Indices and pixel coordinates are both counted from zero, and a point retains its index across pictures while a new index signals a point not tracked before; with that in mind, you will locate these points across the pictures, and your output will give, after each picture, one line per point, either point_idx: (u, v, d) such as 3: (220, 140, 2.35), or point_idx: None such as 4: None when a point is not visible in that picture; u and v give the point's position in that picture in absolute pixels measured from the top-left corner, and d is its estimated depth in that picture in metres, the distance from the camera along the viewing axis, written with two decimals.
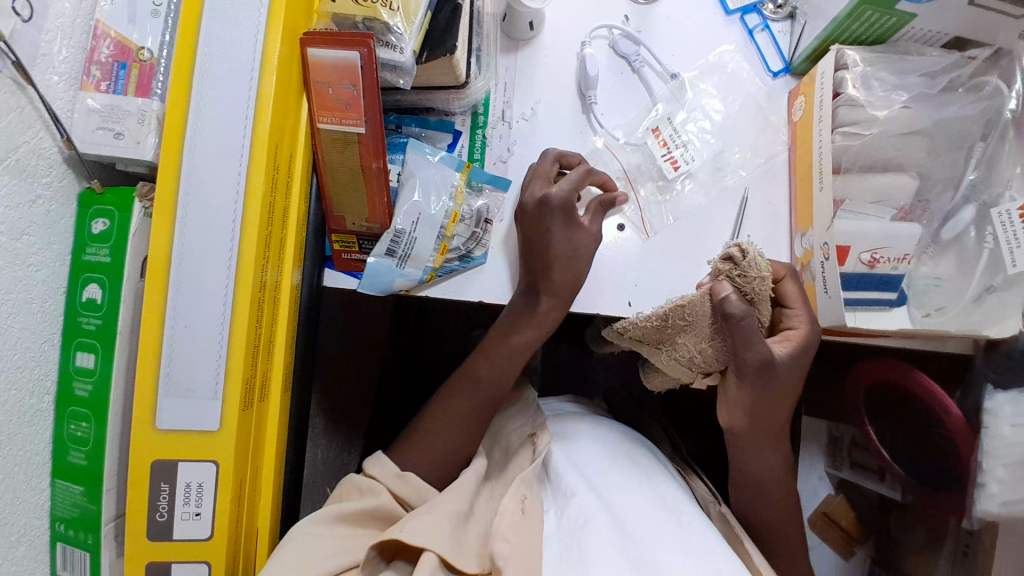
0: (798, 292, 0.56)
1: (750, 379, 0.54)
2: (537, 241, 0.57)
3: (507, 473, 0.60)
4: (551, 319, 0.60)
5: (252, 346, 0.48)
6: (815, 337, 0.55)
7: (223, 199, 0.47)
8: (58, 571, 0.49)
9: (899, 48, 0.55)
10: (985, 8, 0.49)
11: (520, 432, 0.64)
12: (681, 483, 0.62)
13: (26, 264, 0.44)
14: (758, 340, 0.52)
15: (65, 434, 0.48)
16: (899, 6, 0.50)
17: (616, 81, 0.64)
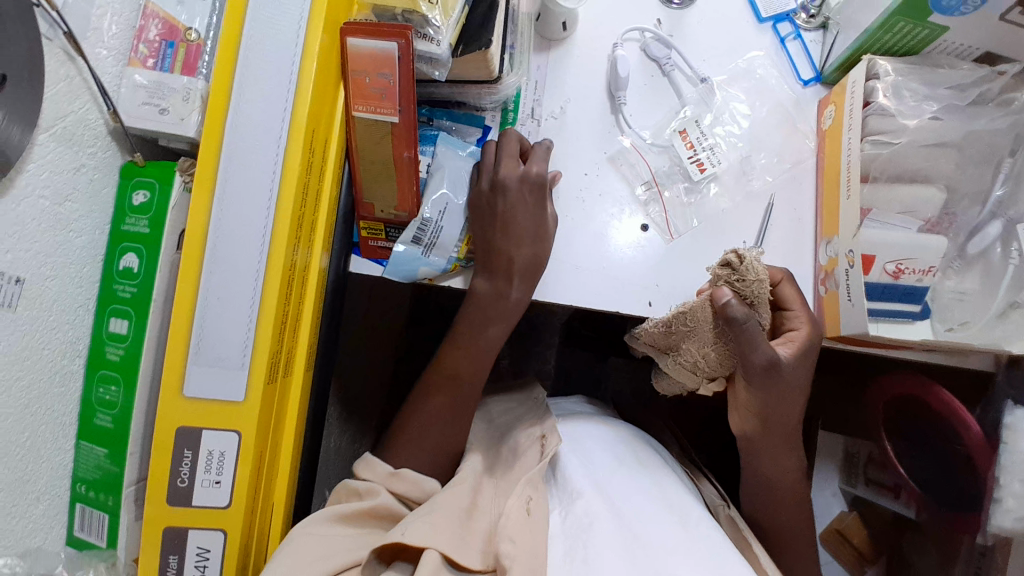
0: (796, 294, 0.57)
1: (757, 382, 0.54)
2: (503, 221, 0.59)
3: (517, 465, 0.60)
4: (515, 304, 0.61)
5: (280, 321, 0.50)
6: (816, 337, 0.57)
7: (260, 179, 0.48)
8: (74, 533, 0.50)
9: (930, 61, 0.54)
10: (1017, 24, 0.49)
11: (530, 435, 0.63)
12: (692, 489, 0.62)
13: (66, 229, 0.46)
14: (762, 342, 0.52)
15: (93, 397, 0.49)
16: (931, 18, 0.51)
17: (646, 83, 0.65)
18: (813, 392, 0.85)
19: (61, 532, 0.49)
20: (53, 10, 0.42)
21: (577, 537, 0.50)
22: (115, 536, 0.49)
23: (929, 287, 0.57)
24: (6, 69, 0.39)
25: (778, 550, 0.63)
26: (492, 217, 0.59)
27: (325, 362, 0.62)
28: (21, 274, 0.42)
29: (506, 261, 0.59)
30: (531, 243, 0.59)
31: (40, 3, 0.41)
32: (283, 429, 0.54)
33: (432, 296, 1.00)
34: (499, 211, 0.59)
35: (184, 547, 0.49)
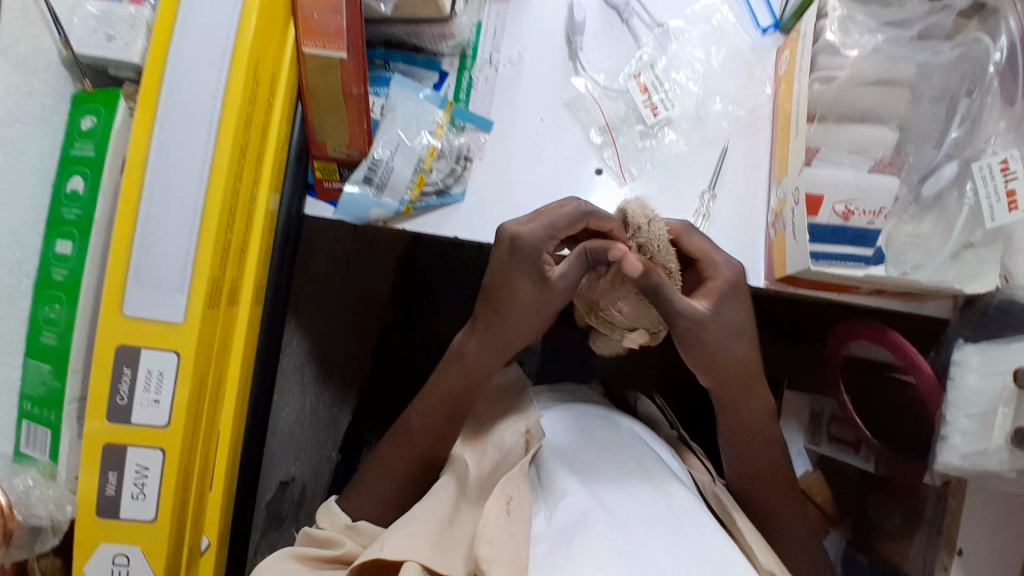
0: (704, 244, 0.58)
1: (681, 336, 0.56)
2: (504, 284, 0.59)
3: (503, 463, 0.59)
4: (479, 364, 0.62)
5: (221, 247, 0.51)
6: (736, 280, 0.58)
7: (201, 103, 0.49)
8: (20, 448, 0.51)
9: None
10: None
11: (514, 430, 0.61)
12: (677, 471, 0.62)
13: (17, 150, 0.47)
14: (668, 293, 0.54)
15: (39, 315, 0.50)
16: None
17: (604, 30, 0.64)
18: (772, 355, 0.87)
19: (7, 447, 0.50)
20: None
21: (562, 541, 0.48)
22: (57, 451, 0.50)
23: (881, 230, 0.55)
24: None
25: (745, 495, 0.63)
26: (500, 291, 0.59)
27: (273, 315, 0.62)
28: None
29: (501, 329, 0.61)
30: (527, 312, 0.59)
31: None
32: (228, 358, 0.55)
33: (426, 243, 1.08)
34: (503, 286, 0.59)
35: (123, 464, 0.50)
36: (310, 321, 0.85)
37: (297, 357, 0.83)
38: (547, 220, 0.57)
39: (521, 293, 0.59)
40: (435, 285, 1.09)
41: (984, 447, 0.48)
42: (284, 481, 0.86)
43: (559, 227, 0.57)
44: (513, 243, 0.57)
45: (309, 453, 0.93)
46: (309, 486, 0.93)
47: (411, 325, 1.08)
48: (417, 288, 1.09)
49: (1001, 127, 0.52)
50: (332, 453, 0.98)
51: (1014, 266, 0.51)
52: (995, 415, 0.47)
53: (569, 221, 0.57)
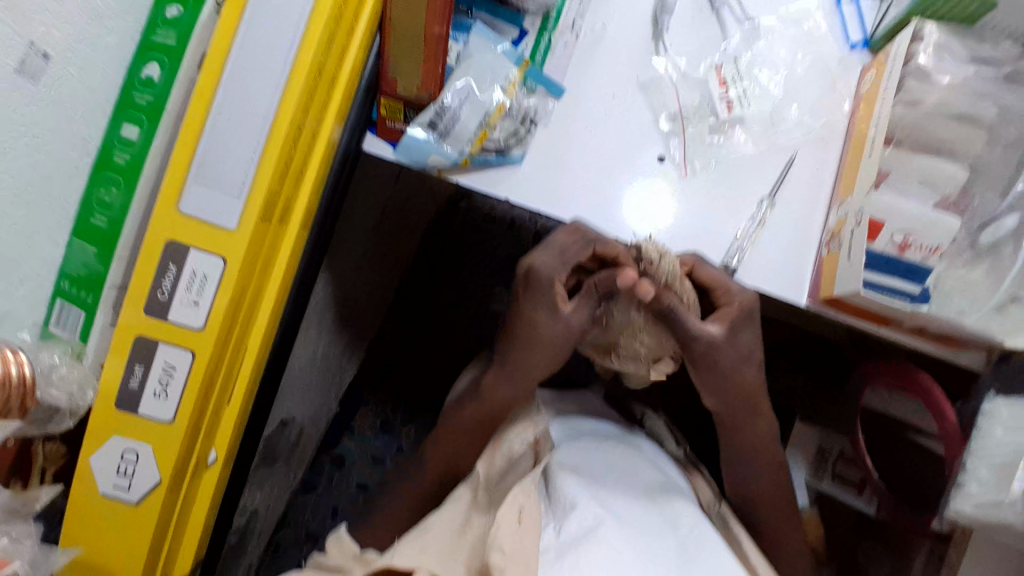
0: (711, 274, 0.57)
1: (694, 361, 0.60)
2: (526, 317, 0.62)
3: (512, 469, 0.61)
4: (498, 395, 0.66)
5: (284, 162, 0.50)
6: (749, 307, 0.59)
7: (289, 13, 0.48)
8: (48, 327, 0.50)
9: (978, 35, 0.55)
10: None
11: (522, 439, 0.64)
12: (685, 489, 0.61)
13: (100, 24, 0.47)
14: (690, 324, 0.58)
15: (93, 197, 0.50)
16: None
17: (692, 16, 0.64)
18: (786, 387, 0.87)
19: (36, 322, 0.49)
20: None
21: (571, 548, 0.48)
22: (88, 332, 0.51)
23: (933, 270, 0.52)
24: None
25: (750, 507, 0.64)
26: (515, 333, 0.63)
27: (314, 250, 0.62)
28: (49, 50, 0.43)
29: (519, 369, 0.64)
30: (552, 350, 0.62)
31: None
32: (268, 279, 0.55)
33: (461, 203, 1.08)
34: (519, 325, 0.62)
35: (152, 359, 0.50)
36: (342, 266, 0.85)
37: (324, 297, 0.83)
38: (557, 249, 0.59)
39: (544, 328, 0.61)
40: (466, 248, 1.08)
41: (1000, 497, 0.48)
42: (286, 420, 0.86)
43: (568, 255, 0.58)
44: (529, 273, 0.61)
45: (312, 397, 0.92)
46: (307, 430, 0.94)
47: (437, 285, 1.08)
48: (449, 246, 1.09)
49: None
50: (331, 403, 1.00)
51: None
52: (1015, 466, 0.47)
53: (578, 249, 0.58)
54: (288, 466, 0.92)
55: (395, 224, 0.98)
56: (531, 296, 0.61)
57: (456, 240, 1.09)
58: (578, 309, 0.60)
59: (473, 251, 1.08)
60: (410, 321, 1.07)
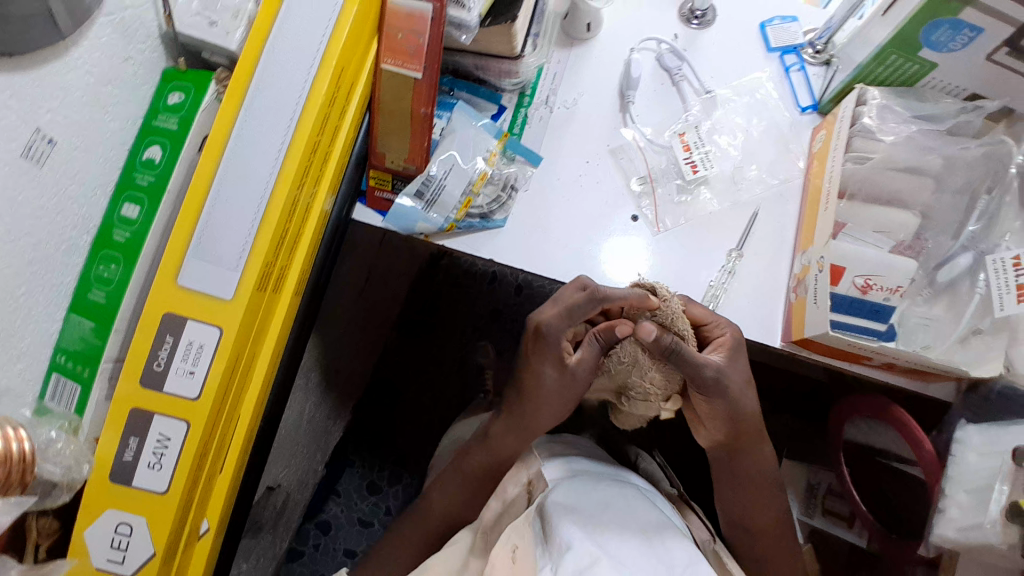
0: (704, 310, 0.61)
1: (711, 396, 0.59)
2: (533, 375, 0.63)
3: (506, 513, 0.64)
4: (505, 444, 0.68)
5: (279, 235, 0.52)
6: (739, 339, 0.61)
7: (286, 97, 0.52)
8: (43, 402, 0.50)
9: (920, 93, 0.62)
10: (1001, 64, 0.55)
11: (517, 482, 0.67)
12: (680, 525, 0.62)
13: (103, 110, 0.50)
14: (700, 359, 0.57)
15: (92, 273, 0.52)
16: (921, 52, 0.58)
17: (656, 90, 0.70)
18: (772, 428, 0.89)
19: (30, 399, 0.49)
20: None
21: None
22: (84, 405, 0.52)
23: (896, 308, 0.60)
24: None
25: (751, 540, 0.66)
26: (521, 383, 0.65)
27: (306, 316, 0.63)
28: (54, 135, 0.45)
29: (533, 421, 0.65)
30: (560, 390, 0.63)
31: None
32: (260, 346, 0.56)
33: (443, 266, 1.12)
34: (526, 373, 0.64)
35: (146, 430, 0.50)
36: (327, 332, 0.87)
37: (311, 357, 0.83)
38: (564, 312, 0.60)
39: (549, 383, 0.62)
40: (447, 308, 1.11)
41: (981, 521, 0.50)
42: (273, 485, 0.84)
43: (576, 315, 0.60)
44: (539, 333, 0.62)
45: (298, 462, 0.90)
46: (292, 496, 0.92)
47: (422, 347, 1.09)
48: (432, 307, 1.11)
49: (1016, 226, 0.60)
50: (319, 465, 0.98)
51: (1016, 356, 0.55)
52: (991, 490, 0.50)
53: (586, 308, 0.59)
54: (273, 537, 0.89)
55: (380, 288, 1.01)
56: (534, 344, 0.63)
57: (440, 301, 1.11)
58: (584, 356, 0.61)
59: (456, 312, 1.11)
60: (397, 384, 1.07)
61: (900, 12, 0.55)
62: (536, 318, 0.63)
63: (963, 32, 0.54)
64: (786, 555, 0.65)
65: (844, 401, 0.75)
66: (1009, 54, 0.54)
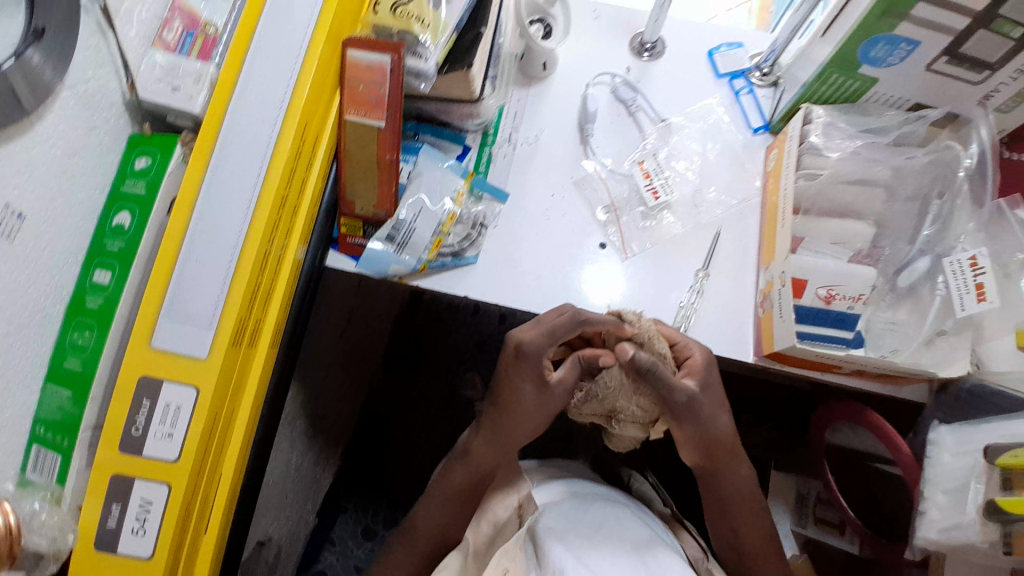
0: (673, 329, 0.63)
1: (683, 418, 0.60)
2: (510, 399, 0.63)
3: (498, 536, 0.63)
4: (484, 458, 0.68)
5: (252, 290, 0.53)
6: (708, 359, 0.62)
7: (251, 157, 0.53)
8: (25, 474, 0.50)
9: (865, 108, 0.65)
10: (943, 72, 0.58)
11: (506, 506, 0.66)
12: (672, 544, 0.61)
13: (71, 181, 0.50)
14: (674, 382, 0.58)
15: (66, 341, 0.52)
16: (861, 69, 0.60)
17: (613, 121, 0.72)
18: (758, 440, 0.91)
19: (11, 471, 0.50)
20: None
21: None
22: (66, 474, 0.51)
23: (860, 316, 0.61)
24: (45, 24, 0.44)
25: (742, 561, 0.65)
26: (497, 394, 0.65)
27: (285, 365, 0.64)
28: (23, 210, 0.46)
29: (513, 433, 0.66)
30: (539, 408, 0.63)
31: None
32: (239, 400, 0.56)
33: (424, 302, 1.12)
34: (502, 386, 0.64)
35: (128, 496, 0.50)
36: (308, 380, 0.87)
37: (294, 406, 0.83)
38: (545, 330, 0.60)
39: (527, 403, 0.63)
40: (431, 344, 1.11)
41: (960, 520, 0.51)
42: (263, 541, 0.84)
43: (558, 334, 0.60)
44: (519, 351, 0.62)
45: (288, 514, 0.90)
46: (285, 549, 0.91)
47: (408, 385, 1.09)
48: (416, 344, 1.11)
49: (971, 227, 0.63)
50: (310, 515, 0.97)
51: (985, 353, 0.58)
52: (967, 489, 0.51)
53: (568, 328, 0.60)
54: None
55: (361, 329, 1.01)
56: (511, 362, 0.63)
57: (424, 338, 1.12)
58: (566, 376, 0.63)
59: (440, 347, 1.11)
60: (385, 423, 1.07)
61: (838, 32, 0.58)
62: (512, 335, 0.63)
63: (899, 46, 0.57)
64: (776, 571, 0.65)
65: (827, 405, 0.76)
66: (949, 62, 0.57)
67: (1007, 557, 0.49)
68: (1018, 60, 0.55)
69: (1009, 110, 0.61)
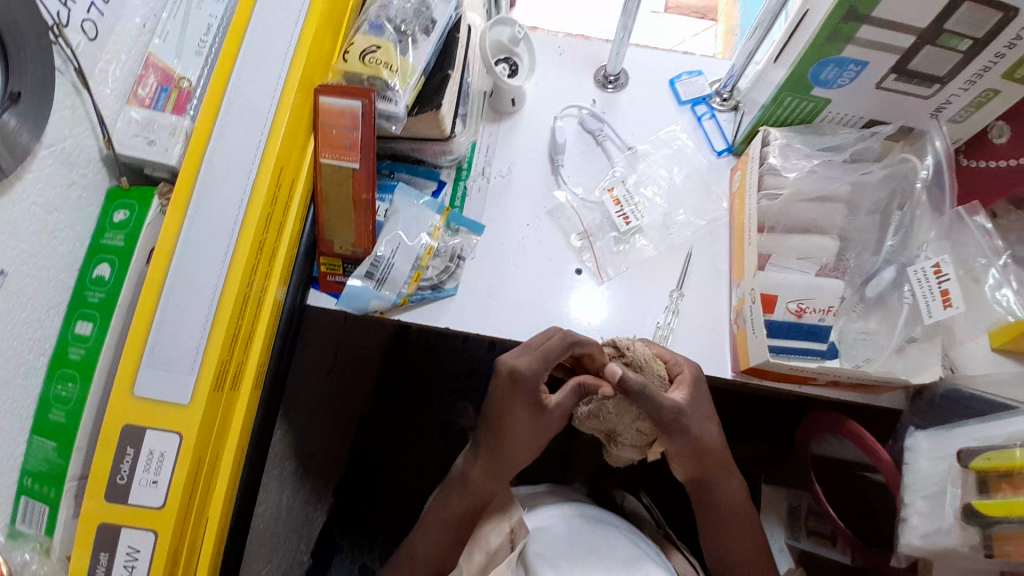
0: (662, 348, 0.64)
1: (675, 434, 0.61)
2: (499, 420, 0.62)
3: (491, 563, 0.63)
4: (477, 479, 0.65)
5: (231, 333, 0.53)
6: (696, 374, 0.63)
7: (228, 204, 0.54)
8: (14, 526, 0.51)
9: (820, 127, 0.68)
10: (895, 88, 0.61)
11: (499, 531, 0.65)
12: (664, 563, 0.62)
13: (51, 236, 0.52)
14: (665, 399, 0.59)
15: (50, 393, 0.53)
16: (813, 91, 0.63)
17: (581, 151, 0.75)
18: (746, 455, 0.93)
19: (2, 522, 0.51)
20: (68, 49, 0.50)
21: None
22: (53, 527, 0.51)
23: (831, 327, 0.63)
24: (20, 88, 0.45)
25: None
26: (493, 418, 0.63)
27: (269, 402, 0.64)
28: (4, 267, 0.47)
29: (511, 456, 0.64)
30: (534, 432, 0.63)
31: (57, 41, 0.49)
32: (224, 442, 0.56)
33: (411, 332, 1.13)
34: (497, 409, 0.62)
35: (116, 544, 0.50)
36: (296, 416, 0.87)
37: (283, 446, 0.84)
38: (539, 354, 0.60)
39: (519, 424, 0.62)
40: (420, 376, 1.12)
41: (941, 525, 0.52)
42: None
43: (552, 358, 0.59)
44: (514, 374, 0.60)
45: (282, 555, 0.88)
46: None
47: (398, 417, 1.09)
48: (405, 375, 1.12)
49: (932, 236, 0.64)
50: (304, 556, 0.95)
51: (959, 357, 0.61)
52: (945, 494, 0.52)
53: (560, 351, 0.60)
54: None
55: (350, 364, 1.01)
56: (508, 385, 0.61)
57: (412, 369, 1.12)
58: (565, 401, 0.63)
59: (431, 377, 1.12)
60: (376, 456, 1.07)
61: (791, 53, 0.61)
62: (501, 359, 0.62)
63: (846, 68, 0.60)
64: None
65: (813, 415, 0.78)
66: (898, 79, 0.60)
67: (989, 560, 0.48)
68: (966, 72, 0.57)
69: (963, 120, 0.64)
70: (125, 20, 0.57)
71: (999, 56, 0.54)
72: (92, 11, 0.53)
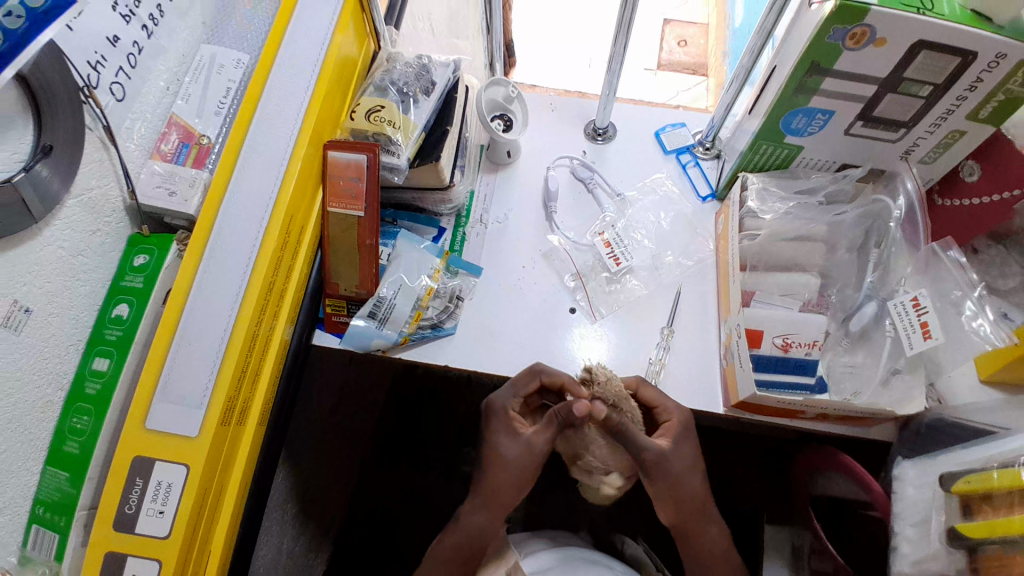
0: (654, 395, 0.64)
1: (654, 475, 0.62)
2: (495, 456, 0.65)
3: None
4: (473, 522, 0.65)
5: (241, 366, 0.56)
6: (687, 419, 0.65)
7: (240, 247, 0.57)
8: (25, 551, 0.53)
9: (795, 172, 0.72)
10: (863, 133, 0.65)
11: None
12: None
13: (75, 277, 0.56)
14: (637, 436, 0.61)
15: (65, 425, 0.55)
16: (787, 139, 0.68)
17: (574, 198, 0.80)
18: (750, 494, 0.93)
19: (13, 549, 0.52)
20: (97, 108, 0.55)
21: None
22: (63, 553, 0.53)
23: (818, 361, 0.64)
24: (53, 142, 0.50)
25: None
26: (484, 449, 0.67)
27: (271, 440, 0.66)
28: (31, 304, 0.51)
29: (498, 493, 0.65)
30: (522, 456, 0.64)
31: (88, 101, 0.54)
32: (229, 476, 0.58)
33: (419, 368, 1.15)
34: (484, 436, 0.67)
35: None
36: (296, 456, 0.88)
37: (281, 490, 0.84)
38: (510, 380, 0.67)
39: (507, 459, 0.64)
40: (423, 415, 1.13)
41: (929, 552, 0.52)
42: None
43: (518, 385, 0.66)
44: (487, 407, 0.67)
45: None
46: None
47: (399, 458, 1.09)
48: (408, 414, 1.12)
49: (909, 271, 0.67)
50: None
51: (947, 389, 0.62)
52: (931, 520, 0.52)
53: (526, 380, 0.65)
54: None
55: (354, 403, 1.03)
56: (490, 417, 0.67)
57: (415, 409, 1.13)
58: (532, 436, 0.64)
59: (434, 418, 1.13)
60: (376, 498, 1.06)
61: (763, 104, 0.65)
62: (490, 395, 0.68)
63: (814, 117, 0.64)
64: None
65: (812, 451, 0.78)
66: (865, 125, 0.64)
67: None
68: (930, 117, 0.61)
69: (932, 161, 0.67)
70: (150, 83, 0.63)
71: (961, 98, 0.58)
72: (119, 75, 0.58)
